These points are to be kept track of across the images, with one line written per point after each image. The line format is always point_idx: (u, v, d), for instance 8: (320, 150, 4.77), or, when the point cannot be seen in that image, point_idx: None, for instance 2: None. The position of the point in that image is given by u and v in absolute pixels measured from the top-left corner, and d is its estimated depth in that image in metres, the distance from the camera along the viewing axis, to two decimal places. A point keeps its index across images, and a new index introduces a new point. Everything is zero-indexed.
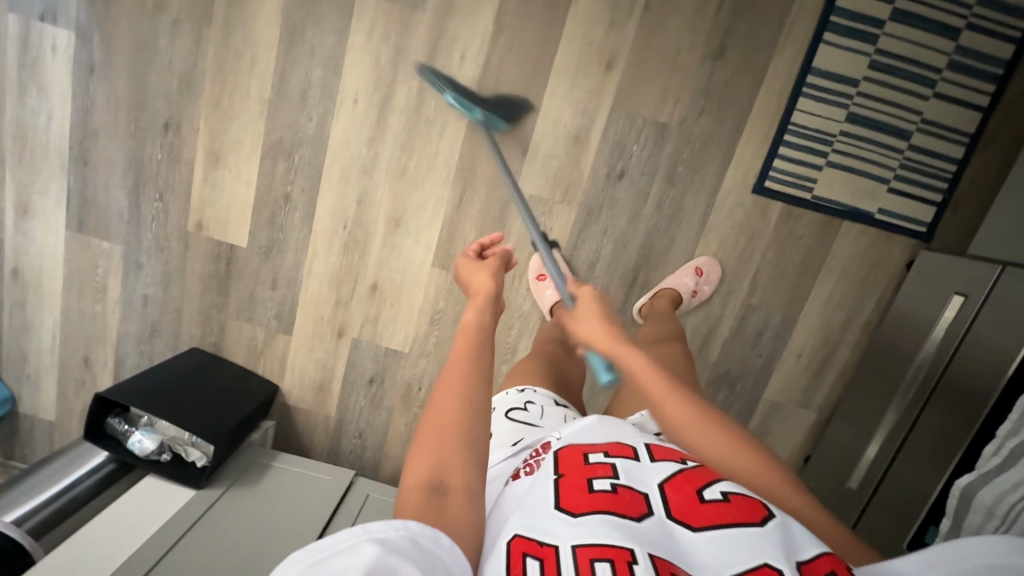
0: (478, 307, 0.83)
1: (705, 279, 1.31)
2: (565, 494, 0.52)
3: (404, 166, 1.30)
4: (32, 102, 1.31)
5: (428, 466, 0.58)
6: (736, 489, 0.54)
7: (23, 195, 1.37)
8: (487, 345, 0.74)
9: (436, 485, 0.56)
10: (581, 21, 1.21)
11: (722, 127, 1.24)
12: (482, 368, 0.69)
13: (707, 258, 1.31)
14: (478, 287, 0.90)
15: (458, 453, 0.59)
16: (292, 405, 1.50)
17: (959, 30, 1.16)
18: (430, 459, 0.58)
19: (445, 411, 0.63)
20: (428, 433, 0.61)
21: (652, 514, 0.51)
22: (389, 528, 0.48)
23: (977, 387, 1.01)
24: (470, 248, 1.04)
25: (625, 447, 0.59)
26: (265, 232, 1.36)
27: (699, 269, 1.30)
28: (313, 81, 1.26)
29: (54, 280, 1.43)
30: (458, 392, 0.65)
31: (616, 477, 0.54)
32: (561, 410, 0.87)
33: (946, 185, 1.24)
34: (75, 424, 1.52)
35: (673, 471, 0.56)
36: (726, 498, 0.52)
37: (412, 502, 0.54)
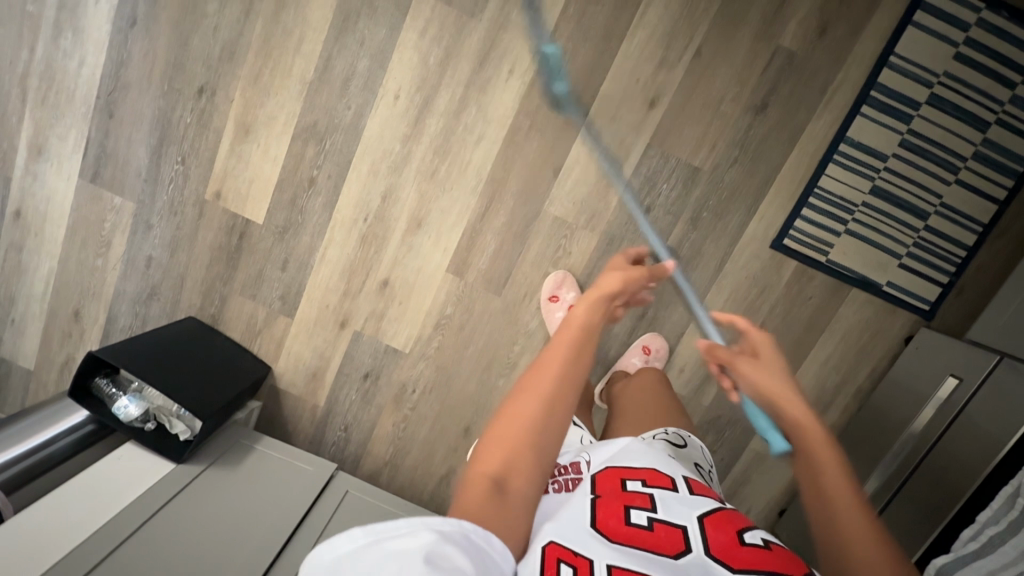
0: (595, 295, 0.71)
1: (655, 355, 1.34)
2: (603, 517, 0.57)
3: (435, 168, 1.30)
4: (65, 44, 1.27)
5: (501, 457, 0.56)
6: (773, 540, 0.58)
7: (39, 136, 1.33)
8: (588, 353, 0.64)
9: (499, 482, 0.54)
10: (632, 55, 1.23)
11: (752, 180, 1.27)
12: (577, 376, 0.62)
13: (650, 334, 1.35)
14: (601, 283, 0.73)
15: (528, 460, 0.57)
16: (281, 389, 1.47)
17: (988, 123, 1.20)
18: (501, 456, 0.56)
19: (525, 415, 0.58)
20: (505, 424, 0.58)
21: (689, 551, 0.54)
22: (446, 520, 0.48)
23: (961, 471, 1.04)
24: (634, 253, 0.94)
25: (662, 476, 0.62)
26: (284, 212, 1.34)
27: (646, 347, 1.34)
28: (358, 70, 1.25)
29: (58, 228, 1.39)
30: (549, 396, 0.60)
31: (653, 510, 0.57)
32: (578, 432, 0.88)
33: (955, 269, 1.28)
34: (53, 376, 1.48)
35: (710, 509, 0.59)
36: (766, 546, 0.56)
37: (476, 496, 0.53)
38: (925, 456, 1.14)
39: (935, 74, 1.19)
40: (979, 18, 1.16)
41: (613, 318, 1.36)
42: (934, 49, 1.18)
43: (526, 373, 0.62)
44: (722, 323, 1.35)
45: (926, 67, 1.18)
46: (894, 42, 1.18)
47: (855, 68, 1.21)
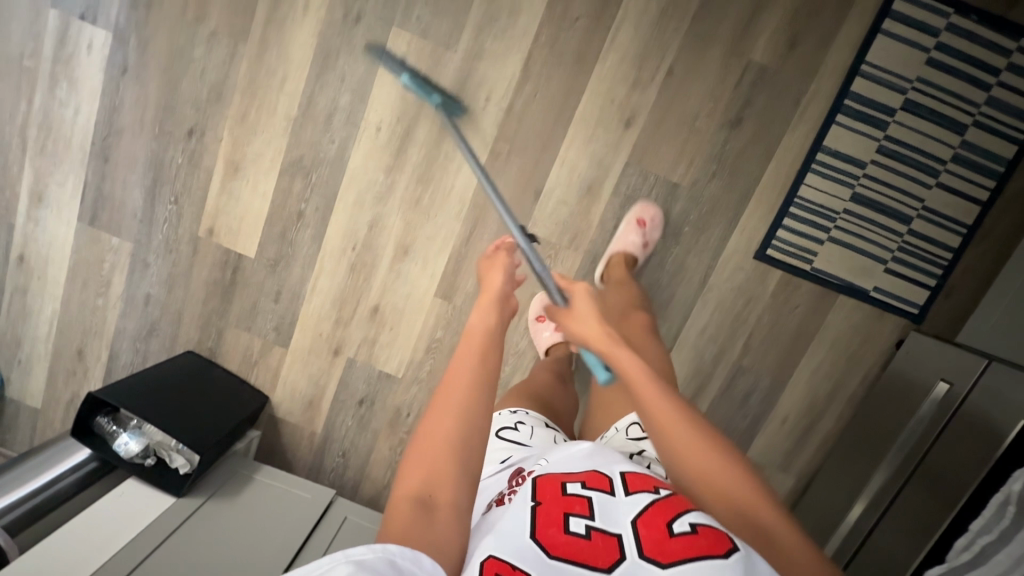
0: (483, 312, 0.85)
1: (651, 227, 1.27)
2: (541, 526, 0.57)
3: (419, 196, 1.32)
4: (60, 94, 1.32)
5: (420, 476, 0.63)
6: (704, 520, 0.57)
7: (40, 184, 1.38)
8: (492, 361, 0.76)
9: (424, 497, 0.61)
10: (606, 78, 1.24)
11: (731, 193, 1.28)
12: (482, 376, 0.73)
13: (637, 206, 1.28)
14: (486, 291, 0.90)
15: (450, 466, 0.64)
16: (280, 417, 1.50)
17: (966, 126, 1.20)
18: (422, 472, 0.63)
19: (438, 432, 0.66)
20: (423, 442, 0.66)
21: (624, 558, 0.54)
22: (367, 551, 0.51)
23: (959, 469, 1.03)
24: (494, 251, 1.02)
25: (601, 480, 0.63)
26: (275, 246, 1.38)
27: (641, 221, 1.27)
28: (339, 105, 1.28)
29: (59, 270, 1.44)
30: (459, 400, 0.69)
31: (590, 518, 0.57)
32: (551, 432, 0.93)
33: (941, 271, 1.28)
34: (61, 412, 1.52)
35: (644, 506, 0.59)
36: (695, 530, 0.55)
37: (403, 515, 0.59)
38: (922, 459, 1.12)
39: (909, 80, 1.19)
40: (948, 23, 1.16)
41: None
42: (906, 55, 1.18)
43: (437, 393, 0.71)
44: (708, 336, 1.36)
45: (899, 73, 1.18)
46: (864, 52, 1.18)
47: (829, 78, 1.21)
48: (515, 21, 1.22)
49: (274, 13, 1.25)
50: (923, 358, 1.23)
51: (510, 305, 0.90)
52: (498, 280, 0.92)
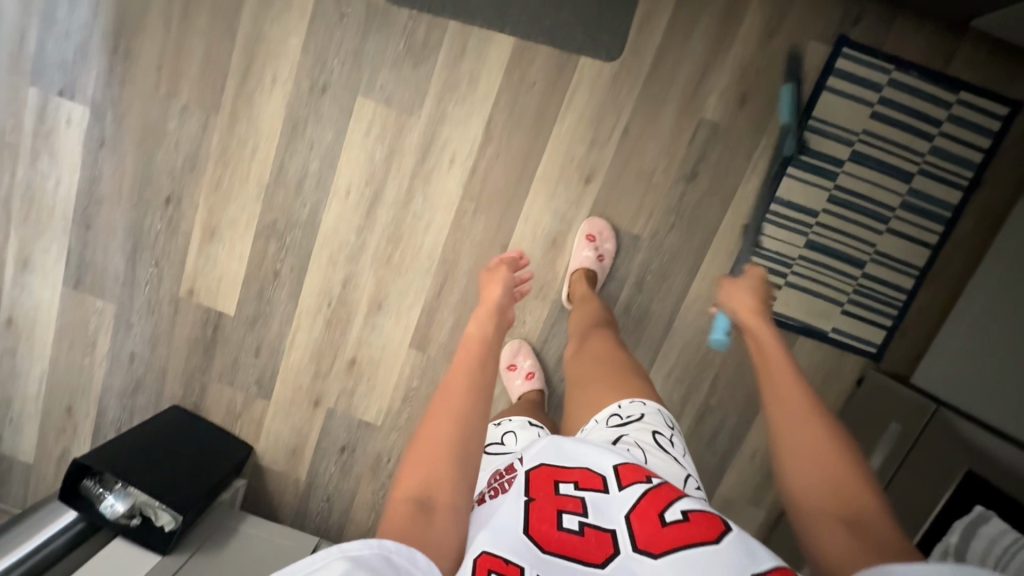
0: (480, 322, 0.99)
1: (602, 239, 1.30)
2: (535, 522, 0.60)
3: (390, 253, 1.37)
4: (42, 166, 1.37)
5: (421, 478, 0.68)
6: (695, 506, 0.62)
7: (24, 251, 1.43)
8: (488, 368, 0.86)
9: (423, 499, 0.66)
10: (564, 137, 1.28)
11: (691, 242, 1.32)
12: (479, 385, 0.82)
13: (586, 223, 1.30)
14: (486, 300, 1.06)
15: (446, 469, 0.69)
16: (264, 466, 1.54)
17: (912, 174, 1.25)
18: (420, 474, 0.68)
19: (439, 434, 0.73)
20: (424, 445, 0.72)
21: (617, 552, 0.58)
22: (360, 546, 0.54)
23: (922, 499, 1.06)
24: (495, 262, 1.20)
25: (594, 474, 0.65)
26: (253, 303, 1.43)
27: (591, 235, 1.29)
28: (310, 170, 1.34)
29: (46, 332, 1.48)
30: (458, 405, 0.77)
31: (584, 515, 0.61)
32: (534, 429, 1.07)
33: (897, 312, 1.32)
34: (51, 468, 1.57)
35: (638, 498, 0.62)
36: (687, 518, 0.60)
37: (401, 516, 0.63)
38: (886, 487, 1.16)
39: (855, 133, 1.23)
40: (890, 79, 1.21)
41: None
42: (850, 110, 1.23)
43: (436, 401, 0.78)
44: (676, 378, 1.39)
45: (844, 126, 1.23)
46: (811, 107, 1.23)
47: (778, 132, 1.25)
48: (473, 87, 1.27)
49: (244, 86, 1.30)
50: (875, 400, 1.30)
51: (505, 313, 1.05)
52: (497, 293, 1.07)
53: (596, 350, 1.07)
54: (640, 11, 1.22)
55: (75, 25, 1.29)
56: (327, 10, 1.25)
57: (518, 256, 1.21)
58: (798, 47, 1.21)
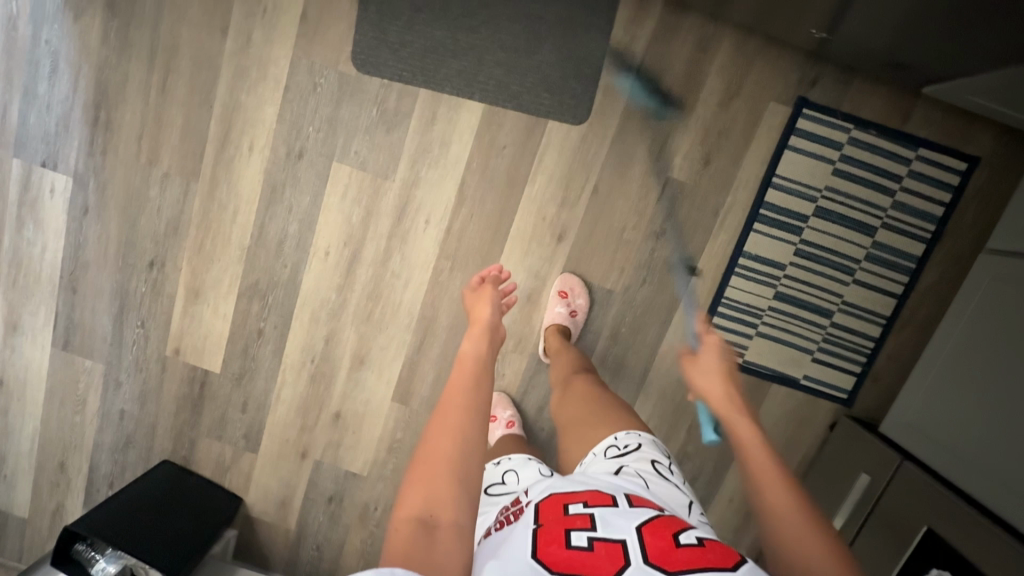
0: (474, 340, 0.89)
1: (574, 295, 1.33)
2: (543, 544, 0.59)
3: (370, 311, 1.40)
4: (28, 235, 1.40)
5: (422, 498, 0.65)
6: (708, 536, 0.62)
7: (13, 315, 1.46)
8: (486, 379, 0.80)
9: (426, 519, 0.63)
10: (536, 197, 1.31)
11: (663, 296, 1.35)
12: (477, 394, 0.76)
13: (558, 279, 1.34)
14: (476, 318, 0.97)
15: (448, 485, 0.66)
16: (255, 516, 1.57)
17: (875, 228, 1.28)
18: (421, 493, 0.65)
19: (440, 449, 0.69)
20: (424, 461, 0.68)
21: (630, 564, 0.55)
22: None
23: (888, 556, 1.12)
24: (475, 280, 1.12)
25: (605, 497, 0.66)
26: (238, 361, 1.45)
27: (564, 292, 1.33)
28: (289, 233, 1.36)
29: (37, 391, 1.51)
30: (455, 419, 0.72)
31: (594, 530, 0.60)
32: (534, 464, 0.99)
33: (865, 359, 1.35)
34: (47, 521, 1.60)
35: (649, 518, 0.62)
36: (701, 543, 0.59)
37: (404, 537, 0.61)
38: (852, 541, 1.22)
39: (818, 190, 1.27)
40: (850, 137, 1.25)
41: (552, 430, 1.45)
42: (813, 168, 1.26)
43: (435, 414, 0.73)
44: (653, 427, 1.42)
45: (807, 183, 1.27)
46: (773, 166, 1.26)
47: (745, 188, 1.28)
48: (446, 150, 1.30)
49: (222, 153, 1.33)
50: (847, 449, 1.32)
51: (497, 331, 0.96)
52: (487, 312, 0.98)
53: (582, 393, 1.07)
54: (606, 75, 1.25)
55: (56, 98, 1.31)
56: (301, 79, 1.28)
57: (498, 270, 1.13)
58: (759, 108, 1.25)
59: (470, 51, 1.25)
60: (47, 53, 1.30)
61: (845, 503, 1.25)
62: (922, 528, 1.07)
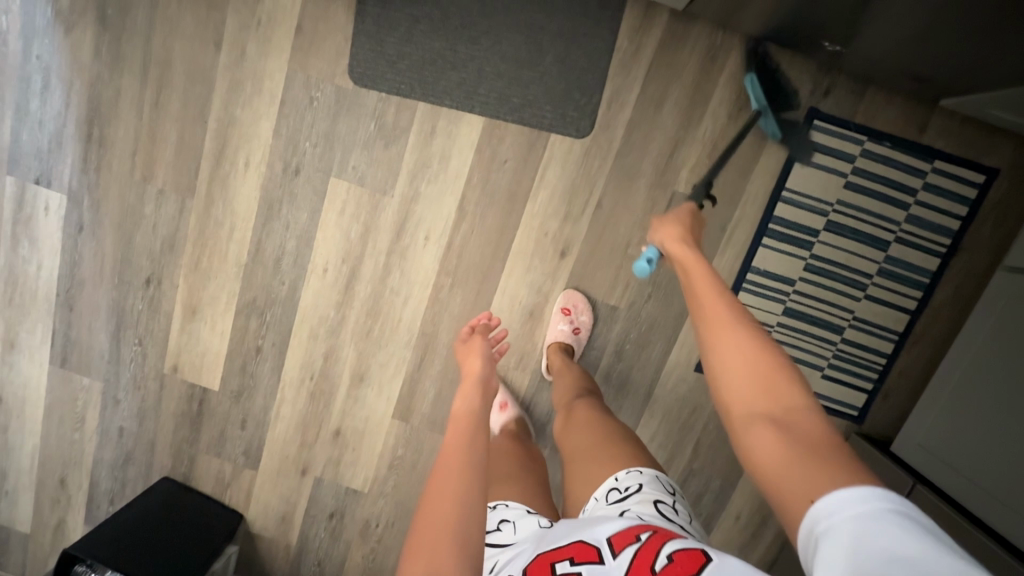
0: (466, 398, 0.90)
1: (578, 312, 1.30)
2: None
3: (369, 328, 1.37)
4: (23, 252, 1.38)
5: (423, 568, 0.61)
6: (682, 546, 0.60)
7: (10, 332, 1.44)
8: (481, 438, 0.80)
9: None
10: (539, 212, 1.28)
11: (668, 312, 1.32)
12: (475, 458, 0.75)
13: (563, 293, 1.31)
14: (467, 373, 0.98)
15: (449, 553, 0.62)
16: (256, 532, 1.56)
17: (888, 242, 1.24)
18: (420, 566, 0.61)
19: (440, 516, 0.66)
20: (423, 532, 0.65)
21: None
22: None
23: None
24: (463, 333, 1.15)
25: (589, 549, 0.63)
26: (237, 378, 1.43)
27: (567, 309, 1.30)
28: (287, 249, 1.34)
29: (36, 409, 1.50)
30: (454, 483, 0.70)
31: None
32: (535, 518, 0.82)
33: (877, 375, 1.31)
34: (48, 537, 1.59)
35: (631, 559, 0.59)
36: (671, 560, 0.57)
37: None
38: None
39: (829, 204, 1.23)
40: (863, 149, 1.21)
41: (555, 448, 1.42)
42: (824, 181, 1.22)
43: (432, 481, 0.72)
44: (658, 444, 1.39)
45: (818, 197, 1.23)
46: (783, 179, 1.23)
47: (753, 203, 1.24)
48: (446, 165, 1.27)
49: (217, 169, 1.30)
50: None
51: (490, 384, 0.97)
52: (477, 364, 0.99)
53: (584, 421, 1.02)
54: (610, 87, 1.21)
55: (48, 113, 1.29)
56: (297, 93, 1.25)
57: (488, 318, 1.19)
58: None
59: (471, 62, 1.21)
60: (38, 68, 1.27)
61: None
62: None
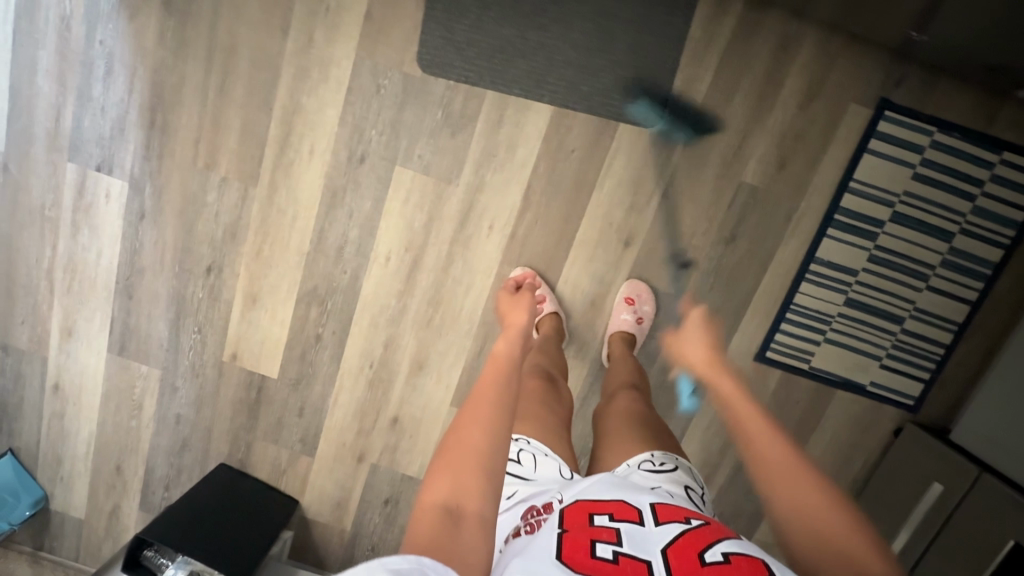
0: (509, 338, 0.90)
1: (641, 302, 1.31)
2: (569, 550, 0.59)
3: (430, 316, 1.38)
4: (83, 240, 1.38)
5: (448, 486, 0.63)
6: (737, 549, 0.59)
7: (69, 320, 1.44)
8: (512, 373, 0.80)
9: (451, 506, 0.61)
10: (604, 202, 1.28)
11: (729, 303, 1.32)
12: (506, 394, 0.75)
13: (631, 283, 1.31)
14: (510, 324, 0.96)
15: (475, 476, 0.64)
16: (310, 518, 1.57)
17: (953, 233, 1.25)
18: (446, 481, 0.63)
19: (468, 441, 0.67)
20: (451, 449, 0.67)
21: None
22: (403, 560, 0.50)
23: (969, 563, 1.14)
24: (509, 283, 1.20)
25: (630, 512, 0.65)
26: (295, 366, 1.44)
27: (630, 298, 1.31)
28: (349, 238, 1.34)
29: (93, 396, 1.51)
30: (483, 414, 0.71)
31: (619, 545, 0.59)
32: (554, 461, 0.84)
33: (934, 365, 1.33)
34: (103, 523, 1.60)
35: (675, 536, 0.61)
36: (727, 559, 0.57)
37: (428, 521, 0.59)
38: (926, 550, 1.22)
39: (896, 195, 1.24)
40: (932, 140, 1.21)
41: None
42: (892, 172, 1.23)
43: (464, 407, 0.72)
44: (714, 432, 1.41)
45: (885, 188, 1.23)
46: (851, 171, 1.23)
47: (818, 194, 1.25)
48: (512, 155, 1.26)
49: (281, 158, 1.30)
50: (912, 459, 1.30)
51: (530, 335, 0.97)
52: (524, 313, 0.99)
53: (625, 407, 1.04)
54: (681, 76, 1.21)
55: (111, 100, 1.28)
56: (364, 81, 1.24)
57: (529, 278, 1.25)
58: (840, 111, 1.21)
59: (540, 49, 1.20)
60: (101, 54, 1.26)
61: (914, 513, 1.25)
62: (1011, 539, 1.07)
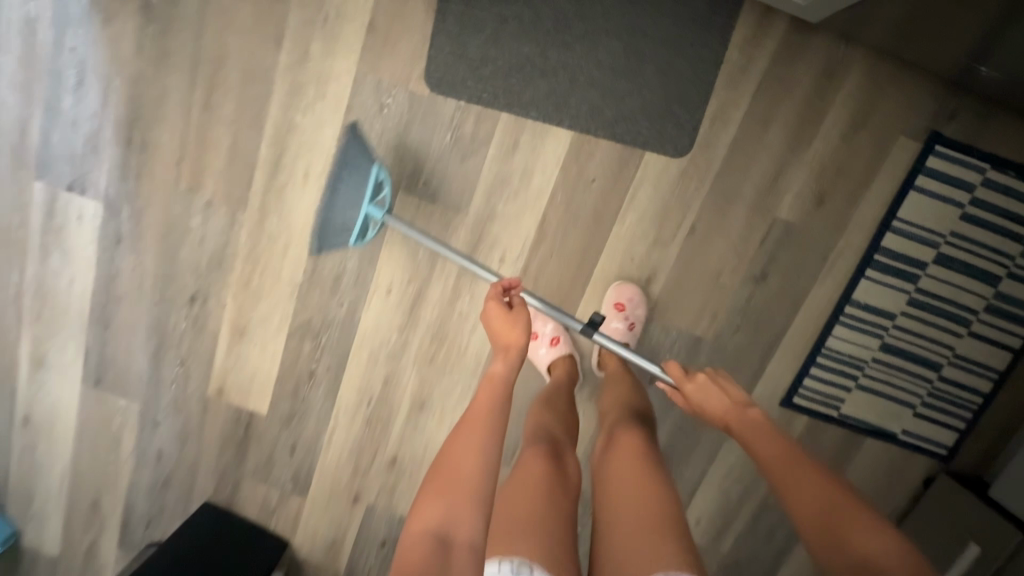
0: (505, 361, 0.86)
1: (632, 307, 1.17)
2: None
3: (433, 353, 1.27)
4: (54, 264, 1.26)
5: (438, 513, 0.65)
6: None
7: (39, 349, 1.33)
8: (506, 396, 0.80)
9: (442, 534, 0.63)
10: (625, 235, 1.18)
11: (756, 345, 1.23)
12: (499, 417, 0.76)
13: (615, 288, 1.18)
14: (506, 346, 0.87)
15: (467, 504, 0.65)
16: (301, 559, 1.47)
17: (999, 277, 1.16)
18: (439, 508, 0.65)
19: (460, 468, 0.69)
20: (444, 474, 0.69)
21: None
22: None
23: None
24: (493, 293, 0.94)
25: None
26: (287, 402, 1.34)
27: (619, 304, 1.17)
28: (347, 268, 1.23)
29: (67, 429, 1.40)
30: (473, 439, 0.72)
31: None
32: None
33: (972, 414, 1.24)
34: (77, 562, 1.49)
35: None
36: None
37: (419, 548, 0.61)
38: None
39: (941, 235, 1.14)
40: (984, 178, 1.12)
41: None
42: (938, 211, 1.13)
43: (456, 430, 0.75)
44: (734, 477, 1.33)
45: (931, 228, 1.14)
46: (895, 208, 1.13)
47: (857, 232, 1.16)
48: (527, 183, 1.16)
49: (273, 180, 1.18)
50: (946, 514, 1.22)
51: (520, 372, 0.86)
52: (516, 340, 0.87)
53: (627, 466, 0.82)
54: (715, 102, 1.10)
55: (83, 113, 1.16)
56: (365, 98, 1.13)
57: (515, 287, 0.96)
58: (886, 143, 1.12)
59: (562, 70, 1.10)
60: (72, 62, 1.14)
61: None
62: None
